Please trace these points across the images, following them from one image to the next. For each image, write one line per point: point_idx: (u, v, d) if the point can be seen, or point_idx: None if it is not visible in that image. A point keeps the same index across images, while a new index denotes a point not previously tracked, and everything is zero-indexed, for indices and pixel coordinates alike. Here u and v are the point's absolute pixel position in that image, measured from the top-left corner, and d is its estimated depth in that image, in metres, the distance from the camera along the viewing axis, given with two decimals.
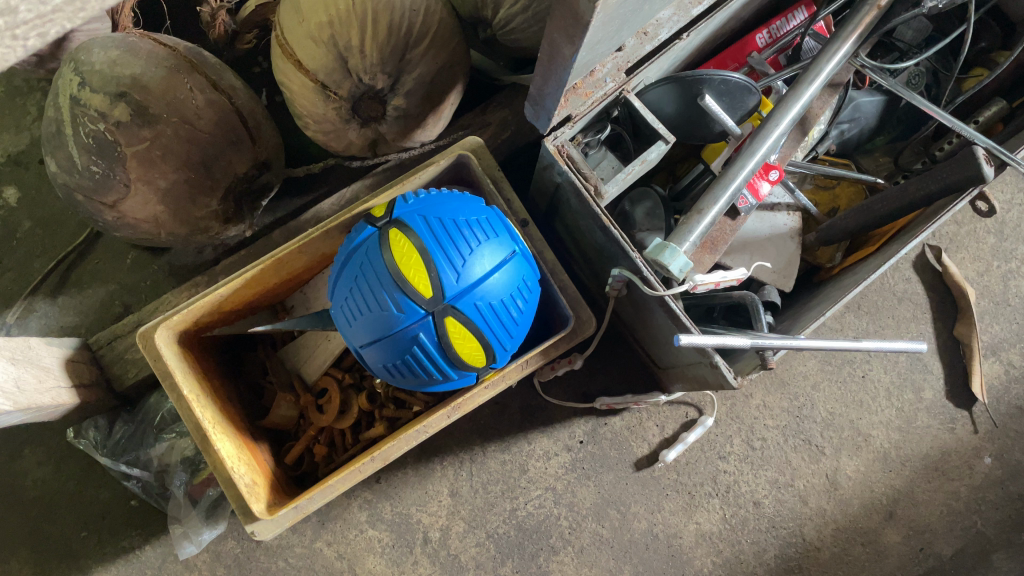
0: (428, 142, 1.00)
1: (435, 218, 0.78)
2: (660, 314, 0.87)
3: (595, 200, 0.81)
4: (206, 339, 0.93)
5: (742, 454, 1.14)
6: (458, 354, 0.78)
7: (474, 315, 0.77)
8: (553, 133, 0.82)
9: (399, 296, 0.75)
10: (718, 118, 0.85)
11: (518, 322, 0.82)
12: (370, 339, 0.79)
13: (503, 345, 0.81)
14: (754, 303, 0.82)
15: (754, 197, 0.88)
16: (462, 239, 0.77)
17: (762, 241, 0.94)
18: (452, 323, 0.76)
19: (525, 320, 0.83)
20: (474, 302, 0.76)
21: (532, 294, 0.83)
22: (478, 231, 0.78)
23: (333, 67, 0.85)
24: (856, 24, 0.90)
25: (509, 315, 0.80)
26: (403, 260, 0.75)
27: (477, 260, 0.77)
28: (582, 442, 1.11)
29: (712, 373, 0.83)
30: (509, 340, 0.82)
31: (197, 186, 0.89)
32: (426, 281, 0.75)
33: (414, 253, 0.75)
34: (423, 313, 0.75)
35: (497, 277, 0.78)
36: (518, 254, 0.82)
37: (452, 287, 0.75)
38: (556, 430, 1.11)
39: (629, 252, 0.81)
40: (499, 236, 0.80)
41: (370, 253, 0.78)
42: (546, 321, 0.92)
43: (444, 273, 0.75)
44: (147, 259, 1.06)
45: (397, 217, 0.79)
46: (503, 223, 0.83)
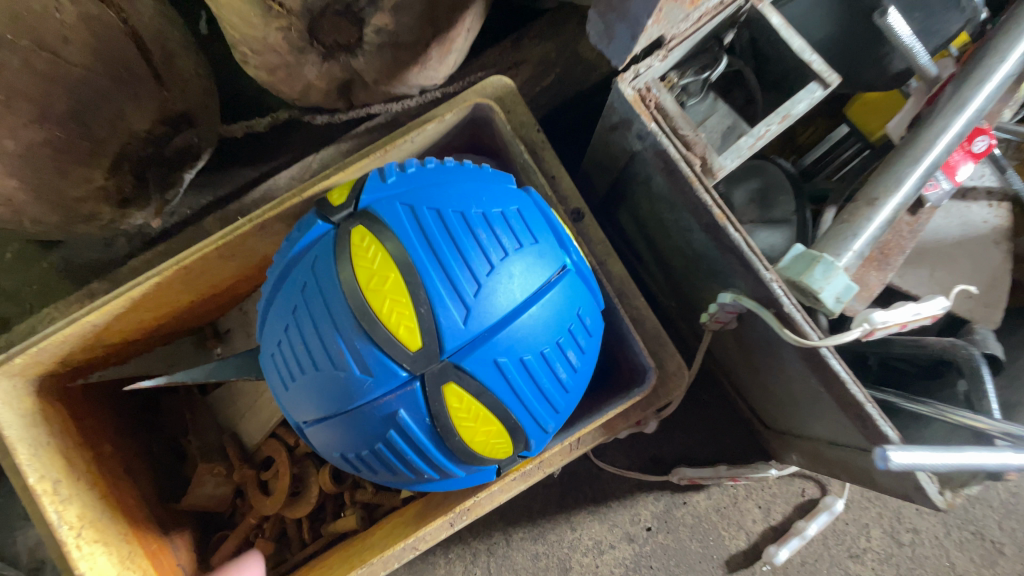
0: (433, 87, 0.66)
1: (429, 211, 0.45)
2: (795, 369, 0.54)
3: (702, 182, 0.48)
4: (93, 382, 0.61)
5: (884, 553, 0.81)
6: (465, 446, 0.45)
7: (496, 382, 0.44)
8: (632, 68, 0.48)
9: (363, 347, 0.42)
10: (907, 50, 0.51)
11: (571, 387, 0.49)
12: (319, 413, 0.46)
13: (545, 426, 0.48)
14: (970, 359, 0.50)
15: (953, 179, 0.54)
16: (477, 248, 0.44)
17: (949, 251, 0.60)
18: (455, 395, 0.43)
19: (582, 379, 0.50)
20: (496, 361, 0.43)
21: (594, 338, 0.49)
22: (504, 232, 0.45)
23: None
24: None
25: (555, 378, 0.47)
26: (370, 285, 0.42)
27: (502, 287, 0.43)
28: (648, 528, 0.76)
29: (885, 475, 0.50)
30: (555, 416, 0.48)
31: (67, 150, 0.57)
32: (413, 323, 0.42)
33: (391, 272, 0.43)
34: (406, 377, 0.42)
35: (537, 315, 0.45)
36: (571, 273, 0.48)
37: (458, 335, 0.42)
38: (612, 512, 0.76)
39: (763, 271, 0.47)
40: (540, 244, 0.47)
41: (319, 267, 0.45)
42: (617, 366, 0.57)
43: (443, 308, 0.42)
44: (34, 254, 0.74)
45: (365, 208, 0.46)
46: (549, 220, 0.49)
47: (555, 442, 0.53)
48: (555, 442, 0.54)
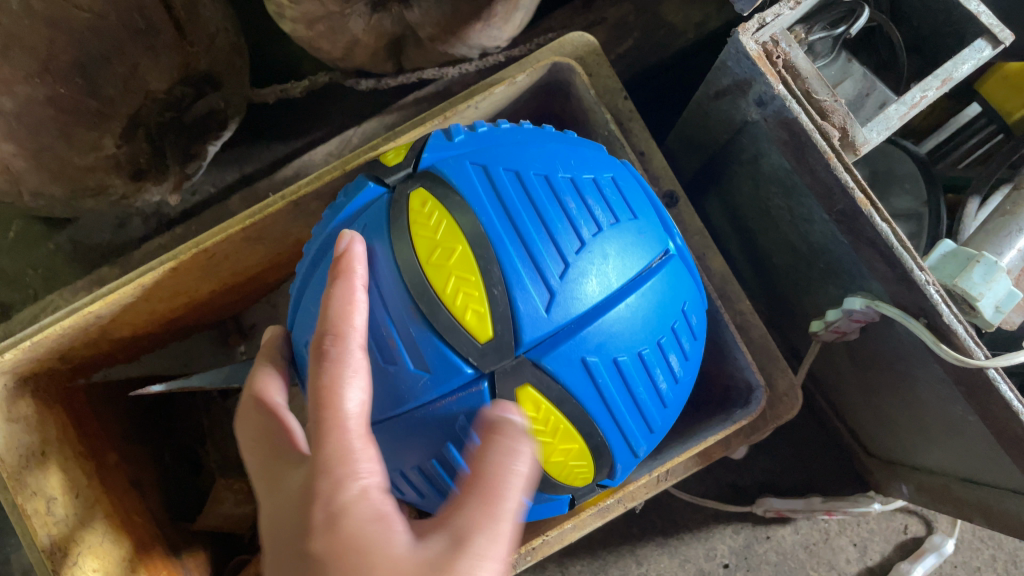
0: (496, 50, 0.58)
1: (506, 171, 0.35)
2: (938, 393, 0.44)
3: (841, 160, 0.39)
4: (97, 383, 0.53)
5: None
6: (540, 472, 0.34)
7: (584, 391, 0.33)
8: (757, 16, 0.39)
9: (417, 336, 0.32)
10: None
11: (672, 407, 0.38)
12: None
13: (637, 456, 0.37)
14: None
15: None
16: (566, 218, 0.34)
17: None
18: (531, 403, 0.32)
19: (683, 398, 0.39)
20: (586, 363, 0.33)
21: (700, 346, 0.39)
22: (598, 203, 0.35)
23: None
24: None
25: (654, 393, 0.36)
26: (432, 258, 0.32)
27: (596, 270, 0.33)
28: (726, 567, 0.64)
29: None
30: (650, 442, 0.38)
31: (71, 110, 0.48)
32: (483, 308, 0.32)
33: (458, 244, 0.32)
34: (471, 377, 0.32)
35: (634, 308, 0.34)
36: (676, 262, 0.38)
37: (541, 325, 0.32)
38: (685, 547, 0.65)
39: (918, 272, 0.38)
40: (639, 222, 0.37)
41: (365, 235, 0.35)
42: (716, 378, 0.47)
43: (521, 289, 0.32)
44: (40, 234, 0.66)
45: (426, 169, 0.37)
46: (647, 198, 0.39)
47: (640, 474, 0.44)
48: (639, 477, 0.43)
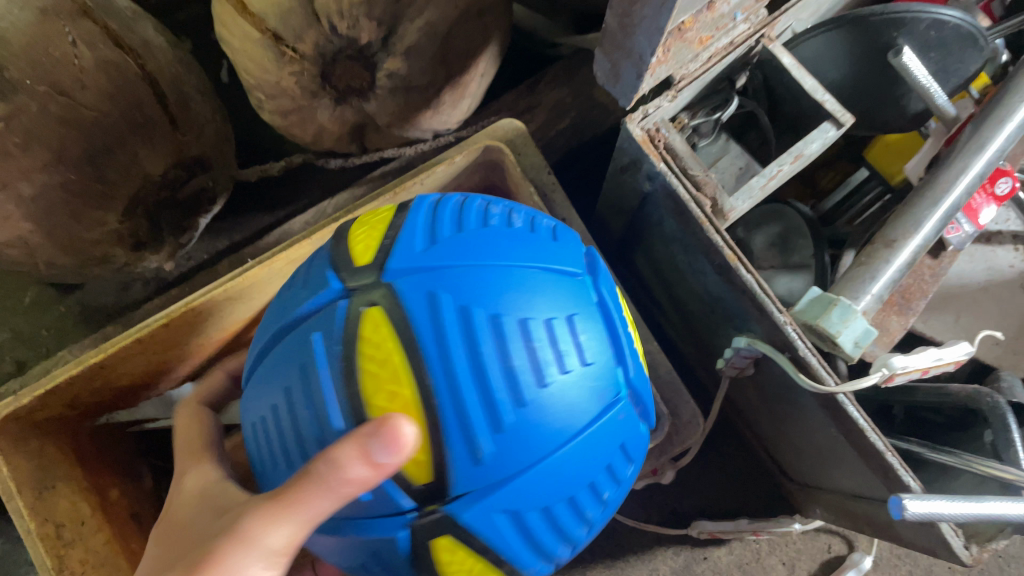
0: (446, 131, 0.68)
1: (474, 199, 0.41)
2: (814, 418, 0.52)
3: (714, 224, 0.47)
4: (99, 424, 0.61)
5: None
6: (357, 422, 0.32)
7: (422, 324, 0.32)
8: (641, 109, 0.48)
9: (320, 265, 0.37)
10: (923, 89, 0.50)
11: (528, 427, 0.32)
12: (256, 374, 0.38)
13: (473, 465, 0.32)
14: (995, 408, 0.48)
15: (974, 222, 0.53)
16: (487, 215, 0.37)
17: (976, 295, 0.58)
18: (371, 321, 0.33)
19: (551, 422, 0.33)
20: (427, 301, 0.32)
21: (591, 375, 0.34)
22: (521, 215, 0.39)
23: (288, 6, 0.54)
24: None
25: (507, 380, 0.32)
26: (362, 222, 0.39)
27: (470, 239, 0.35)
28: None
29: (909, 530, 0.48)
30: (487, 461, 0.32)
31: (82, 193, 0.58)
32: (373, 245, 0.36)
33: (386, 216, 0.39)
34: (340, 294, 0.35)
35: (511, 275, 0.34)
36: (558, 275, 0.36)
37: (402, 258, 0.34)
38: (630, 568, 0.71)
39: (776, 315, 0.46)
40: (552, 246, 0.37)
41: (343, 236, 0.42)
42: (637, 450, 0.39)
43: (405, 234, 0.36)
44: (51, 298, 0.75)
45: None
46: (587, 255, 0.40)
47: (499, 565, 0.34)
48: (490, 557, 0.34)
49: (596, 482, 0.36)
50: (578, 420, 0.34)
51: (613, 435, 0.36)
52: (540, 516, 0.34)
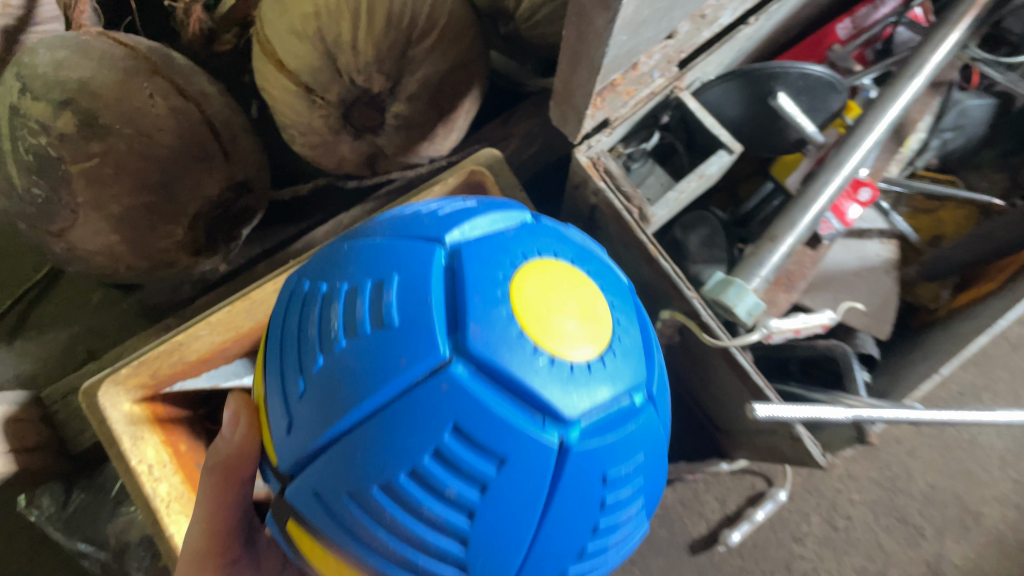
0: (439, 157, 0.85)
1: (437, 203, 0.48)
2: (724, 371, 0.69)
3: (640, 227, 0.64)
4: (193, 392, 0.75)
5: (823, 536, 0.87)
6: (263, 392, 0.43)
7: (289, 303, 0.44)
8: (586, 142, 0.66)
9: None
10: (793, 122, 0.67)
11: (340, 370, 0.37)
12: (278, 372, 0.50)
13: (287, 431, 0.39)
14: (847, 356, 0.65)
15: (840, 222, 0.71)
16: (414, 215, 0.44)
17: (850, 276, 0.75)
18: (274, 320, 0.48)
19: (347, 386, 0.37)
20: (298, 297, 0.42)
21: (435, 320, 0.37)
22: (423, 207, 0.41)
23: (318, 65, 0.72)
24: (967, 7, 0.74)
25: (305, 351, 0.39)
26: None
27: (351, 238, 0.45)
28: None
29: (792, 448, 0.65)
30: (297, 424, 0.39)
31: (159, 211, 0.75)
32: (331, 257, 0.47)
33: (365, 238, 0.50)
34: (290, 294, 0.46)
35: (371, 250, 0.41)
36: (398, 255, 0.40)
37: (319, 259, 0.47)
38: None
39: (685, 292, 0.64)
40: (421, 228, 0.42)
41: None
42: (514, 443, 0.35)
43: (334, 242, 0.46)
44: (116, 297, 0.92)
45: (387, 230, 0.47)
46: (511, 229, 0.42)
47: (379, 540, 0.37)
48: (376, 534, 0.37)
49: (462, 429, 0.35)
50: (389, 389, 0.36)
51: (434, 407, 0.35)
52: (381, 493, 0.36)
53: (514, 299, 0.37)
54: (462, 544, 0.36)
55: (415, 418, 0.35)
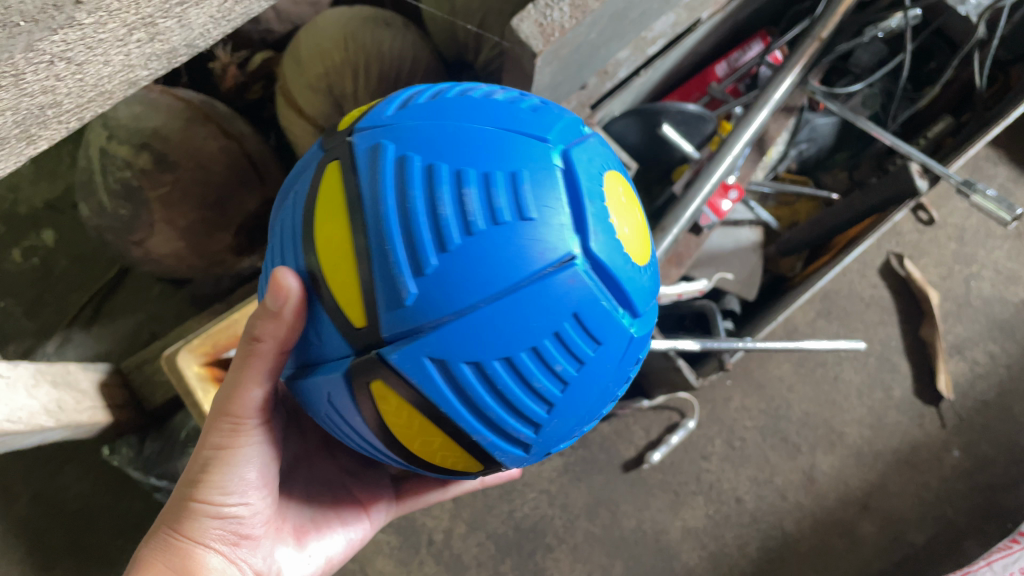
0: None
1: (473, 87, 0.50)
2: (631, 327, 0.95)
3: None
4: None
5: (724, 453, 1.16)
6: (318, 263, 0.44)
7: (384, 171, 0.42)
8: None
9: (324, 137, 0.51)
10: (676, 145, 0.93)
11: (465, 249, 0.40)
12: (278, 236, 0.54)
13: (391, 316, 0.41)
14: (713, 310, 0.92)
15: (715, 215, 0.96)
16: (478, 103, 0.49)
17: (727, 255, 1.02)
18: (330, 175, 0.45)
19: (467, 276, 0.40)
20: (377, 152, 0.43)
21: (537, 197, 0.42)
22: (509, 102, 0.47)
23: (329, 111, 0.98)
24: (800, 55, 0.98)
25: (376, 230, 0.41)
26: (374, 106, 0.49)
27: (419, 112, 0.46)
28: (572, 446, 1.15)
29: (676, 376, 0.91)
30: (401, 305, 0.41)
31: (213, 223, 1.00)
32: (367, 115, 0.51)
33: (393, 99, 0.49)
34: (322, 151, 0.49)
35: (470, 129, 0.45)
36: (499, 155, 0.42)
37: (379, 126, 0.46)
38: None
39: None
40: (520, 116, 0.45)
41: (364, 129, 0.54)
42: (610, 333, 0.43)
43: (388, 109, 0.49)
44: (171, 290, 1.17)
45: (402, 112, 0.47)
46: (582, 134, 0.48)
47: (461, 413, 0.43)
48: (457, 406, 0.42)
49: (562, 336, 0.41)
50: (496, 286, 0.40)
51: (556, 296, 0.41)
52: (467, 370, 0.41)
53: (608, 198, 0.45)
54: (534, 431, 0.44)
55: (528, 320, 0.40)
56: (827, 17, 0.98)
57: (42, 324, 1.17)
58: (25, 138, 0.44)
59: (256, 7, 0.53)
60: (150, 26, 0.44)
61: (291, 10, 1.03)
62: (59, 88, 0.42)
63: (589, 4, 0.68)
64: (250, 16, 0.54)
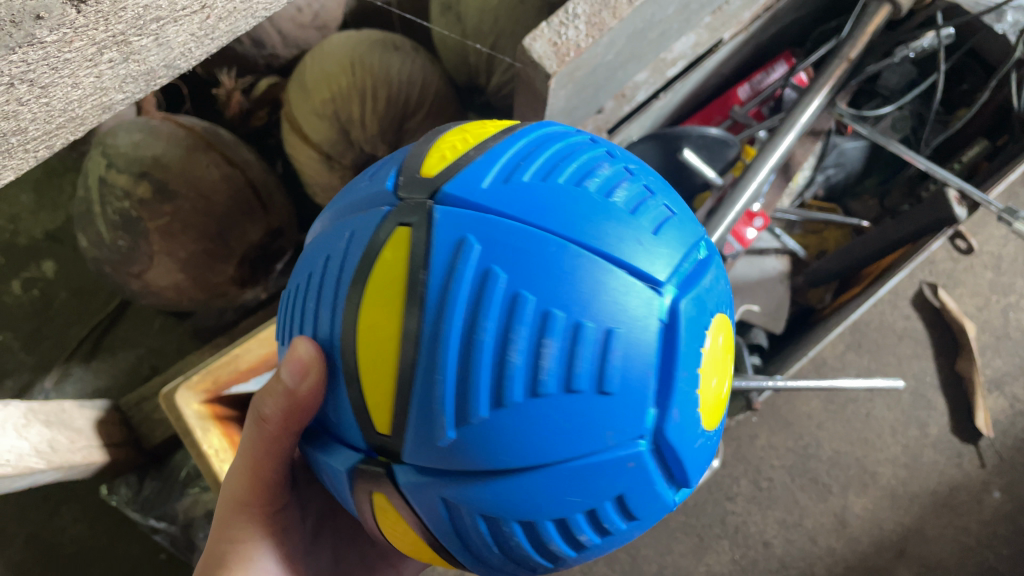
0: None
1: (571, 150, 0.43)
2: None
3: None
4: (246, 397, 0.90)
5: (750, 494, 1.10)
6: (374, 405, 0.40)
7: (431, 282, 0.37)
8: None
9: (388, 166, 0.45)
10: (699, 171, 0.89)
11: (541, 421, 0.36)
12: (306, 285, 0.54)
13: (427, 459, 0.38)
14: (739, 345, 0.87)
15: (739, 244, 0.91)
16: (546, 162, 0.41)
17: (753, 285, 0.97)
18: (391, 239, 0.39)
19: (566, 449, 0.37)
20: (450, 259, 0.37)
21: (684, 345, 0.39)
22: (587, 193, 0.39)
23: (335, 138, 0.94)
24: (827, 76, 0.93)
25: (463, 393, 0.36)
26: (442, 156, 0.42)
27: (524, 199, 0.38)
28: None
29: None
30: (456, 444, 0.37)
31: (214, 254, 0.96)
32: (446, 157, 0.42)
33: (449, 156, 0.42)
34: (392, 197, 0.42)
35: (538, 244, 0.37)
36: (604, 280, 0.37)
37: (471, 205, 0.39)
38: None
39: None
40: (607, 232, 0.38)
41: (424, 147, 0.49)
42: (674, 467, 0.40)
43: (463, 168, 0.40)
44: (173, 323, 1.14)
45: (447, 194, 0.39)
46: (636, 209, 0.40)
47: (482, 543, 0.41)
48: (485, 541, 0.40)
49: (619, 505, 0.39)
50: (581, 446, 0.37)
51: (616, 475, 0.38)
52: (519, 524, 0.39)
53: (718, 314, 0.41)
54: (579, 550, 0.41)
55: (591, 441, 0.37)
56: (855, 37, 0.94)
57: (40, 358, 1.13)
58: None
59: (241, 25, 0.52)
60: (123, 44, 0.43)
61: (297, 34, 0.99)
62: (23, 113, 0.41)
63: (607, 22, 0.64)
64: (238, 34, 0.53)
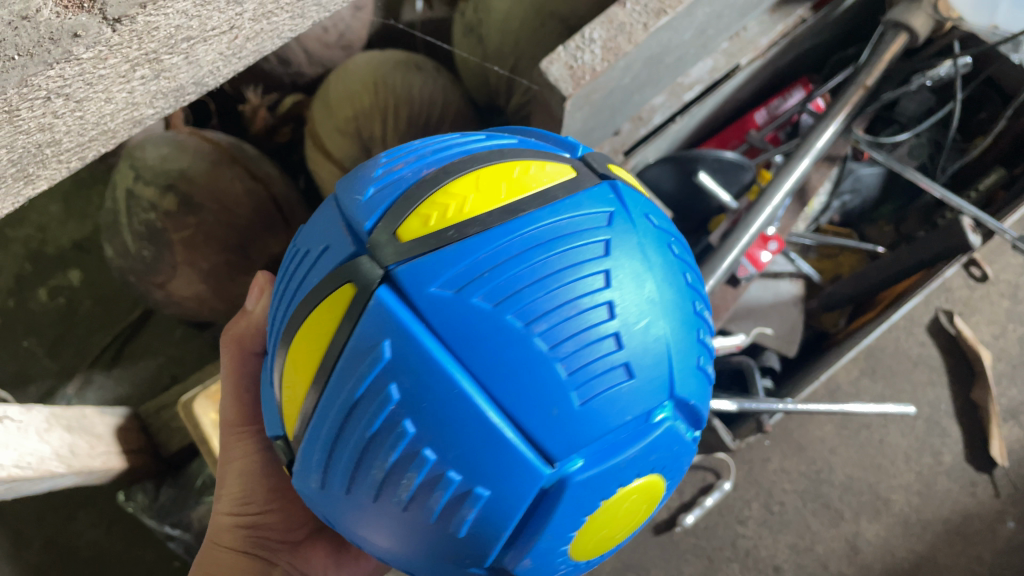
0: None
1: (559, 247, 0.40)
2: None
3: None
4: None
5: (761, 518, 1.10)
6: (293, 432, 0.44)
7: (340, 372, 0.39)
8: None
9: (396, 171, 0.45)
10: (713, 193, 0.89)
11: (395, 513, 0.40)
12: None
13: (314, 488, 0.44)
14: (751, 367, 0.87)
15: (753, 267, 0.92)
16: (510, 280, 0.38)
17: (766, 308, 0.98)
18: (338, 295, 0.40)
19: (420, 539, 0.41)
20: (367, 367, 0.38)
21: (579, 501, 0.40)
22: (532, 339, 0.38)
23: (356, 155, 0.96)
24: (843, 103, 0.94)
25: (349, 472, 0.41)
26: (433, 217, 0.41)
27: (455, 334, 0.38)
28: None
29: (712, 436, 0.87)
30: (330, 490, 0.43)
31: (235, 265, 0.98)
32: (434, 223, 0.40)
33: (432, 220, 0.40)
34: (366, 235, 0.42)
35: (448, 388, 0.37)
36: (491, 443, 0.37)
37: (413, 307, 0.39)
38: None
39: None
40: (521, 404, 0.38)
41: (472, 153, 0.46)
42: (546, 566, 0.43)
43: (426, 268, 0.39)
44: (193, 334, 1.16)
45: (395, 288, 0.39)
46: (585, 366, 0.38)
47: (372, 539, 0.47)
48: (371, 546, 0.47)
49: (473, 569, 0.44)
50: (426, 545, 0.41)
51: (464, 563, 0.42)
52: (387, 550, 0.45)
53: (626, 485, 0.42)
54: None
55: (451, 544, 0.40)
56: (872, 64, 0.95)
57: (63, 365, 1.15)
58: (23, 176, 0.45)
59: (267, 45, 0.54)
60: (155, 62, 0.45)
61: (322, 53, 1.01)
62: (59, 126, 0.43)
63: (623, 47, 0.65)
64: (265, 53, 0.55)
